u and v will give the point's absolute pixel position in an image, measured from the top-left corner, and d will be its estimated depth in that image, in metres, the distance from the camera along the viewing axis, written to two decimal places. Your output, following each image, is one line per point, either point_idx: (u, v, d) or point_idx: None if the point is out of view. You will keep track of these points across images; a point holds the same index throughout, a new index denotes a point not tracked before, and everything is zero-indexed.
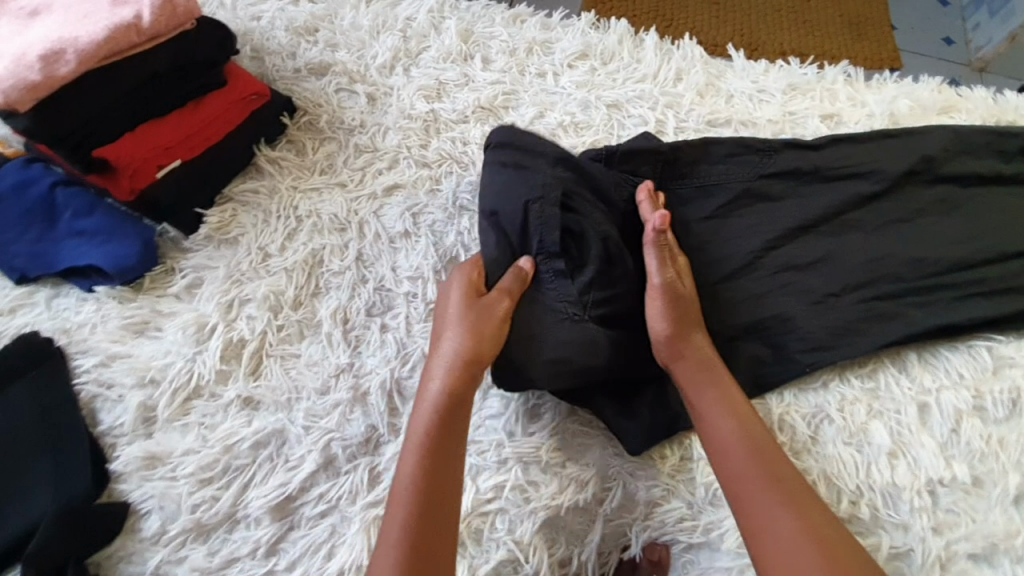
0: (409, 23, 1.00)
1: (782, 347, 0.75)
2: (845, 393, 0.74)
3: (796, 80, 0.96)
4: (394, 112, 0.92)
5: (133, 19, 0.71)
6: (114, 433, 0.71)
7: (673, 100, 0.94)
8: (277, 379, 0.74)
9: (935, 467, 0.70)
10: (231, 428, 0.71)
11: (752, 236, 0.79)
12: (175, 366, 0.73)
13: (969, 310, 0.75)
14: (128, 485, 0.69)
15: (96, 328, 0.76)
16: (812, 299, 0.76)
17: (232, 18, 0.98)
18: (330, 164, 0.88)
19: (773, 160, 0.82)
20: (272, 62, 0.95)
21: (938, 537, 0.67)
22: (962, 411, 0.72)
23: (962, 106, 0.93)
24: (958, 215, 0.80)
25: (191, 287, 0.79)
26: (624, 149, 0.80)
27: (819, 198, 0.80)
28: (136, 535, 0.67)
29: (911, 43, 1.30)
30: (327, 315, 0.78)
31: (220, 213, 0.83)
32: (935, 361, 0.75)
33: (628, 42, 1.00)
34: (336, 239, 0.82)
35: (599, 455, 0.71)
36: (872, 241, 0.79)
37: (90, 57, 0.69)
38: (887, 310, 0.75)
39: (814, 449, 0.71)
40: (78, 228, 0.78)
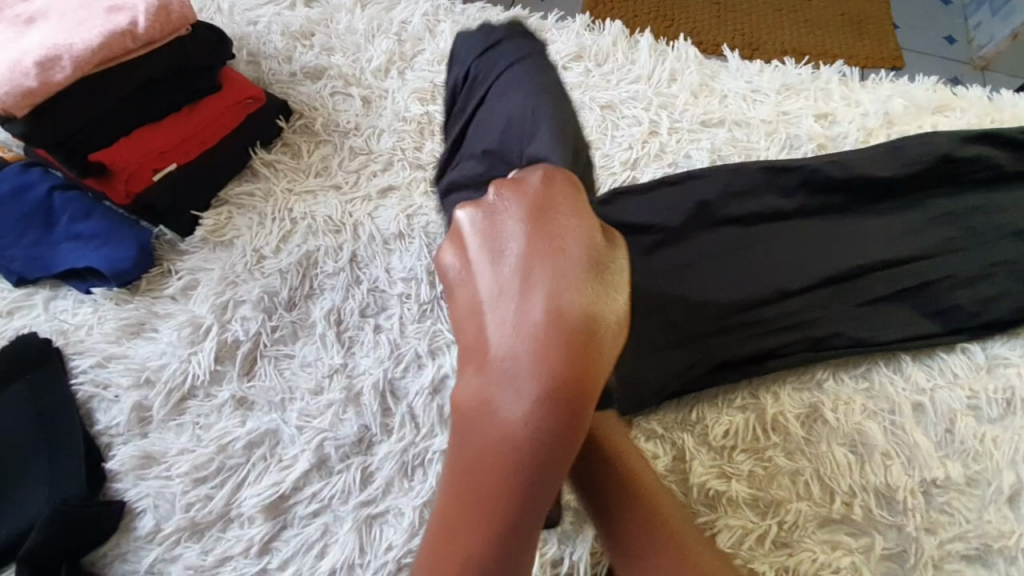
0: (404, 27, 1.01)
1: (739, 353, 0.73)
2: (840, 393, 0.74)
3: (791, 80, 0.96)
4: (388, 115, 0.93)
5: (128, 25, 0.73)
6: (110, 434, 0.72)
7: (666, 100, 0.94)
8: (272, 380, 0.75)
9: (929, 467, 0.69)
10: (225, 428, 0.72)
11: (710, 251, 0.78)
12: (170, 367, 0.74)
13: (899, 306, 0.76)
14: (124, 485, 0.69)
15: (93, 330, 0.77)
16: (743, 302, 0.75)
17: (229, 23, 0.99)
18: (325, 166, 0.89)
19: (735, 174, 0.81)
20: (268, 66, 0.96)
21: (931, 536, 0.67)
22: (957, 411, 0.72)
23: (958, 105, 0.93)
24: (902, 210, 0.80)
25: (186, 288, 0.80)
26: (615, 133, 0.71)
27: (742, 200, 0.80)
28: (130, 533, 0.68)
29: (910, 41, 1.30)
30: (321, 316, 0.78)
31: (216, 216, 0.84)
32: (930, 361, 0.75)
33: (622, 43, 1.00)
34: (330, 240, 0.83)
35: None
36: (798, 243, 0.79)
37: (85, 63, 0.71)
38: (816, 311, 0.76)
39: (807, 449, 0.71)
40: (75, 231, 0.79)
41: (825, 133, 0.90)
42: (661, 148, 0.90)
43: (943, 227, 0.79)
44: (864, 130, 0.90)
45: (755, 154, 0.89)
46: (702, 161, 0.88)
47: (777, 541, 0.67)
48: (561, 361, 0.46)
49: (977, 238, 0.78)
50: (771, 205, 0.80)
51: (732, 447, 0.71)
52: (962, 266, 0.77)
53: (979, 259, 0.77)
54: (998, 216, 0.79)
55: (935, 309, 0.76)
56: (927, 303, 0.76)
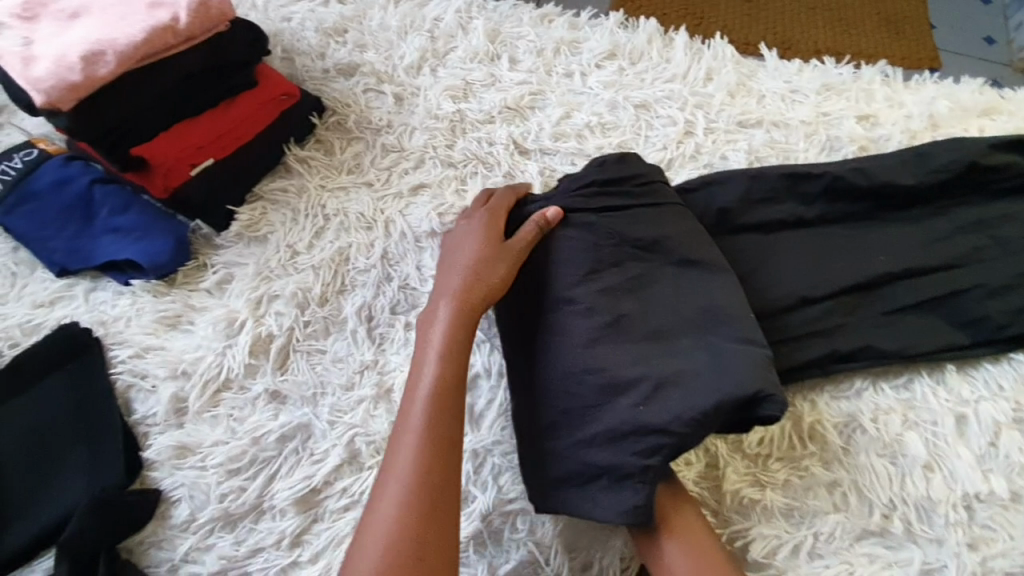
0: (436, 24, 1.01)
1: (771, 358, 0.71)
2: (879, 402, 0.72)
3: (831, 80, 0.94)
4: (420, 112, 0.93)
5: (170, 21, 0.74)
6: (147, 424, 0.73)
7: (702, 100, 0.92)
8: (304, 374, 0.75)
9: (972, 481, 0.67)
10: (258, 421, 0.73)
11: (737, 263, 0.77)
12: (206, 359, 0.75)
13: (927, 316, 0.74)
14: (160, 475, 0.71)
15: (131, 321, 0.78)
16: (765, 309, 0.73)
17: (265, 19, 1.00)
18: (357, 163, 0.89)
19: (763, 181, 0.80)
20: (302, 63, 0.97)
21: (974, 553, 0.65)
22: (1002, 423, 0.70)
23: (1006, 108, 0.90)
24: (932, 217, 0.78)
25: (222, 282, 0.81)
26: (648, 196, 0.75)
27: (761, 209, 0.79)
28: (166, 522, 0.69)
29: (951, 42, 1.26)
30: (352, 312, 0.79)
31: (251, 211, 0.85)
32: (974, 372, 0.73)
33: (657, 42, 0.99)
34: (362, 237, 0.83)
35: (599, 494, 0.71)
36: (823, 251, 0.77)
37: (128, 58, 0.72)
38: (839, 318, 0.73)
39: (845, 459, 0.69)
40: (115, 224, 0.81)
41: (866, 135, 0.87)
42: (696, 148, 0.88)
43: (989, 234, 0.76)
44: (907, 132, 0.87)
45: (793, 156, 0.87)
46: (738, 163, 0.87)
47: (812, 552, 0.66)
48: (456, 327, 0.67)
49: None
50: (791, 213, 0.79)
51: (767, 456, 0.70)
52: (995, 274, 0.74)
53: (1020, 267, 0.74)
54: None
55: (965, 320, 0.73)
56: (957, 313, 0.74)
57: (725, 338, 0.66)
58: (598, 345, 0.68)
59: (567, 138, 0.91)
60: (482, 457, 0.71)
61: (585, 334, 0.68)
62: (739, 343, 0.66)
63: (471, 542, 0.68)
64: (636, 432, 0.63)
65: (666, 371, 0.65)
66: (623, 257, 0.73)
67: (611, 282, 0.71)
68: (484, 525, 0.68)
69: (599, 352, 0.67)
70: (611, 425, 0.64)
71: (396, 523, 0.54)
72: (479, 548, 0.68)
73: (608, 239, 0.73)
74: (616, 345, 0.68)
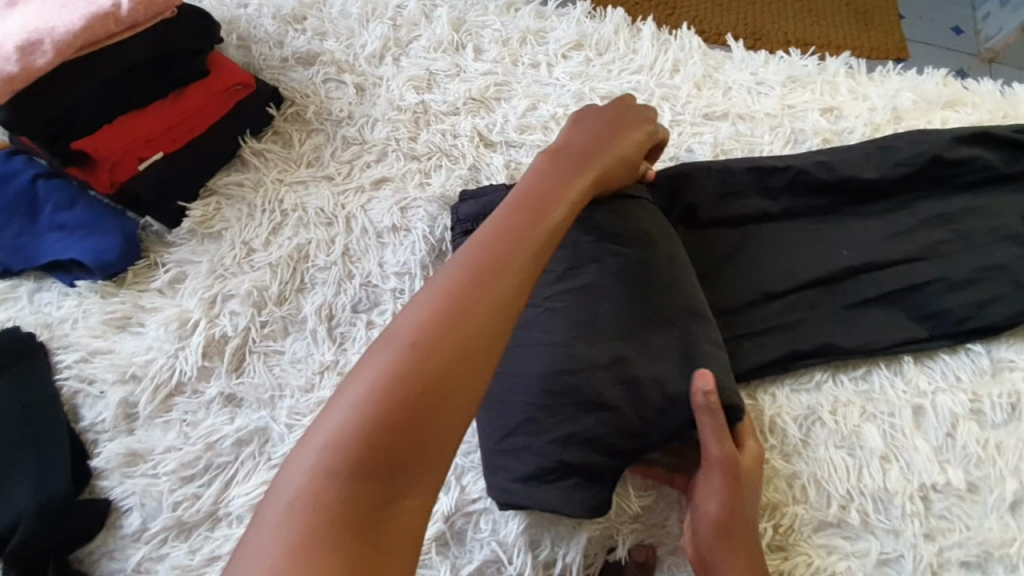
0: (399, 12, 0.97)
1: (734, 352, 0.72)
2: (838, 394, 0.72)
3: (797, 72, 0.94)
4: (382, 104, 0.90)
5: (111, 8, 0.70)
6: (95, 430, 0.70)
7: (668, 92, 0.91)
8: (260, 377, 0.73)
9: (928, 472, 0.69)
10: (213, 425, 0.71)
11: (705, 260, 0.77)
12: (156, 363, 0.72)
13: (886, 310, 0.75)
14: (109, 482, 0.68)
15: (77, 323, 0.75)
16: (725, 306, 0.74)
17: (218, 5, 0.96)
18: (317, 156, 0.87)
19: (729, 175, 0.79)
20: (259, 51, 0.93)
21: (930, 543, 0.66)
22: (958, 415, 0.71)
23: (968, 100, 0.91)
24: (894, 211, 0.79)
25: (174, 282, 0.78)
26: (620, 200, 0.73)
27: (725, 203, 0.79)
28: (117, 532, 0.67)
29: (919, 32, 1.27)
30: (311, 312, 0.77)
31: (204, 207, 0.82)
32: (932, 363, 0.74)
33: (624, 32, 0.97)
34: (322, 233, 0.81)
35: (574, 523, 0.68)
36: (786, 247, 0.77)
37: (66, 47, 0.68)
38: (800, 313, 0.74)
39: (805, 452, 0.70)
40: (60, 221, 0.77)
41: (830, 127, 0.87)
42: None
43: (950, 228, 0.77)
44: (870, 125, 0.87)
45: (757, 149, 0.87)
46: (704, 156, 0.86)
47: (773, 545, 0.66)
48: (570, 171, 0.64)
49: (987, 238, 0.76)
50: (755, 207, 0.79)
51: None
52: (953, 268, 0.75)
53: (977, 260, 0.75)
54: (1004, 217, 0.77)
55: (924, 313, 0.74)
56: (916, 306, 0.74)
57: (701, 336, 0.66)
58: (584, 342, 0.66)
59: (533, 131, 0.89)
60: None
61: (564, 331, 0.67)
62: (708, 346, 0.66)
63: (434, 544, 0.67)
64: (608, 437, 0.64)
65: (640, 371, 0.65)
66: (602, 253, 0.71)
67: (596, 279, 0.69)
68: (446, 526, 0.68)
69: (575, 348, 0.66)
70: (582, 429, 0.64)
71: (422, 323, 0.46)
72: (442, 549, 0.68)
73: (587, 236, 0.72)
74: (592, 342, 0.66)
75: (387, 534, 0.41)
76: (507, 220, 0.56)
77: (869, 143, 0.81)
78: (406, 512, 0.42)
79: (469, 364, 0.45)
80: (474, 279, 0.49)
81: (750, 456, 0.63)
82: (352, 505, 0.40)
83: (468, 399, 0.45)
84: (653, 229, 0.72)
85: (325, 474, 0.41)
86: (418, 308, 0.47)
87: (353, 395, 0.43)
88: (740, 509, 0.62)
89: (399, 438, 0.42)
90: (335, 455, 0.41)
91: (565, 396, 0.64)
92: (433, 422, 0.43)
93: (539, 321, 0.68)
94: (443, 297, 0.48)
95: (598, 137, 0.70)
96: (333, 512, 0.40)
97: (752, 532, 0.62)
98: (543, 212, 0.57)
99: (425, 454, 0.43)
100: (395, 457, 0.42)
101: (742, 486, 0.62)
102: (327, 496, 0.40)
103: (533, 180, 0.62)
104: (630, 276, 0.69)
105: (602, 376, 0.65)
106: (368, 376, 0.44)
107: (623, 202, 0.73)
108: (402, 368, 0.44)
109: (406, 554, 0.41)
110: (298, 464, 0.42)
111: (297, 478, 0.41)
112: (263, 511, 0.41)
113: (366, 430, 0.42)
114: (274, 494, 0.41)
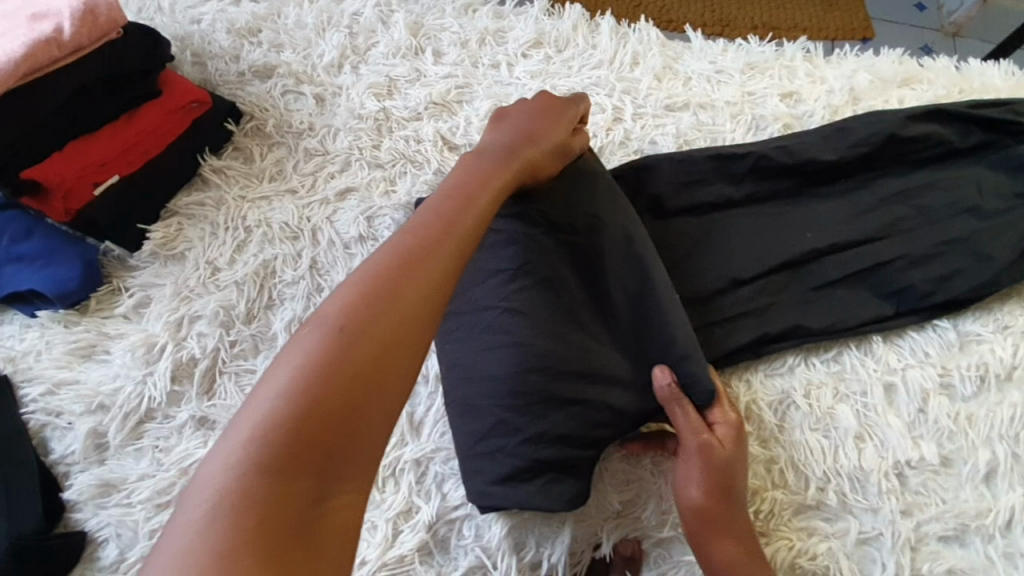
0: (355, 18, 0.96)
1: (706, 341, 0.73)
2: (811, 376, 0.73)
3: (755, 59, 0.94)
4: (343, 113, 0.89)
5: (52, 33, 0.69)
6: (66, 462, 0.69)
7: (629, 85, 0.92)
8: (232, 397, 0.72)
9: (902, 448, 0.69)
10: (186, 450, 0.70)
11: (673, 252, 0.77)
12: (125, 390, 0.71)
13: (854, 289, 0.76)
14: (84, 514, 0.67)
15: (42, 355, 0.73)
16: (695, 295, 0.75)
17: (171, 23, 0.95)
18: (279, 170, 0.86)
19: (690, 167, 0.79)
20: (215, 66, 0.92)
21: (908, 519, 0.67)
22: (929, 390, 0.72)
23: (925, 77, 0.92)
24: (855, 191, 0.80)
25: (139, 306, 0.77)
26: (576, 191, 0.72)
27: (689, 193, 0.79)
28: (94, 564, 0.66)
29: (881, 11, 1.28)
30: (281, 328, 0.76)
31: (165, 227, 0.80)
32: (900, 341, 0.75)
33: (583, 28, 0.97)
34: (287, 248, 0.80)
35: (560, 527, 0.68)
36: (750, 233, 0.78)
37: (9, 77, 0.67)
38: (769, 297, 0.75)
39: (780, 437, 0.70)
40: (17, 253, 0.75)
41: (790, 112, 0.88)
42: (625, 135, 0.88)
43: (911, 205, 0.78)
44: (829, 108, 0.88)
45: (719, 138, 0.87)
46: (668, 147, 0.86)
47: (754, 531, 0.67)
48: (491, 163, 0.65)
49: (947, 213, 0.77)
50: (719, 195, 0.79)
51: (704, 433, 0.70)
52: (916, 244, 0.76)
53: (938, 236, 0.76)
54: (962, 191, 0.78)
55: (890, 290, 0.75)
56: (881, 284, 0.75)
57: (659, 324, 0.67)
58: (548, 340, 0.67)
59: None
60: (425, 466, 0.70)
61: (529, 331, 0.67)
62: (670, 332, 0.66)
63: (417, 554, 0.67)
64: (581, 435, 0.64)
65: (599, 364, 0.67)
66: (561, 245, 0.71)
67: (558, 275, 0.70)
68: (429, 535, 0.67)
69: (545, 345, 0.67)
70: (558, 431, 0.64)
71: (346, 315, 0.46)
72: (426, 558, 0.67)
73: (544, 227, 0.71)
74: (560, 341, 0.67)
75: (310, 534, 0.40)
76: (434, 208, 0.56)
77: (828, 125, 0.81)
78: (331, 512, 0.42)
79: (395, 358, 0.46)
80: (403, 271, 0.49)
81: (724, 436, 0.64)
82: (272, 495, 0.40)
83: (396, 390, 0.45)
84: (610, 220, 0.71)
85: (245, 472, 0.40)
86: (345, 298, 0.47)
87: (274, 391, 0.43)
88: (725, 497, 0.62)
89: (325, 434, 0.42)
90: (249, 456, 0.41)
91: (537, 396, 0.65)
92: (357, 414, 0.43)
93: (505, 320, 0.68)
94: (369, 285, 0.48)
95: (527, 127, 0.70)
96: (249, 512, 0.39)
97: (737, 520, 0.62)
98: (471, 205, 0.58)
99: (349, 448, 0.43)
100: (318, 453, 0.42)
101: (722, 477, 0.62)
102: (246, 497, 0.39)
103: (463, 174, 0.63)
104: (587, 270, 0.71)
105: (569, 371, 0.66)
106: (290, 372, 0.43)
107: (578, 189, 0.72)
108: (323, 359, 0.44)
109: (332, 554, 0.41)
110: (217, 463, 0.41)
111: (215, 476, 0.41)
112: (180, 508, 0.40)
113: (292, 420, 0.42)
114: (192, 493, 0.40)
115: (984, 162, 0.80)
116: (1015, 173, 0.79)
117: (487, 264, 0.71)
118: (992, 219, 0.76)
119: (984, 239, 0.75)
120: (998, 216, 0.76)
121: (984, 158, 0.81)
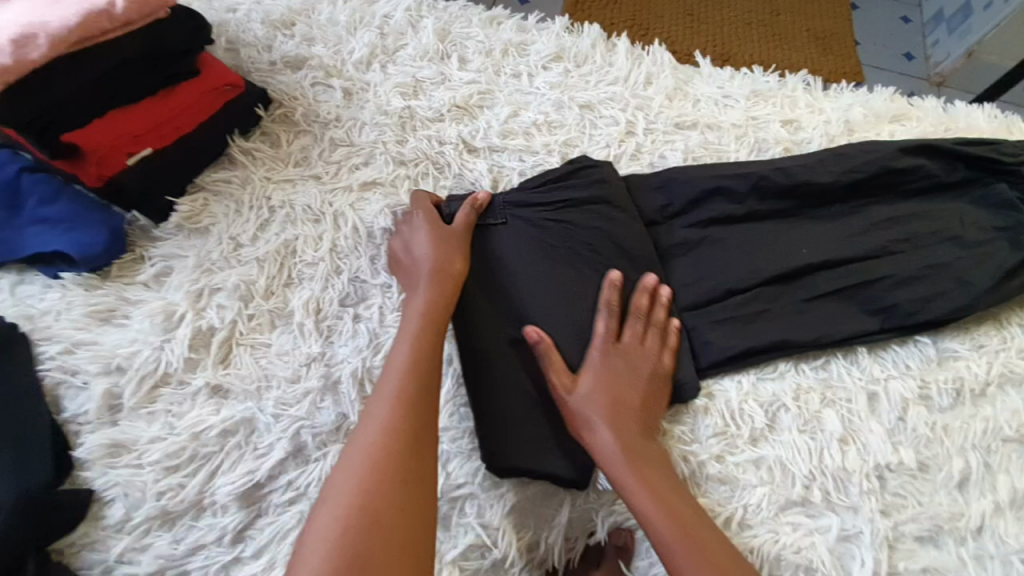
0: (386, 21, 1.01)
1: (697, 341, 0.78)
2: (799, 381, 0.78)
3: (759, 87, 1.01)
4: (371, 108, 0.93)
5: (105, 6, 0.71)
6: (78, 421, 0.70)
7: (642, 102, 0.97)
8: (248, 368, 0.74)
9: (883, 452, 0.74)
10: (199, 415, 0.71)
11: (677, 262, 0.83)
12: (141, 354, 0.72)
13: (843, 303, 0.81)
14: (92, 474, 0.67)
15: (60, 315, 0.74)
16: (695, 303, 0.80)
17: (208, 10, 0.98)
18: (304, 156, 0.89)
19: (694, 183, 0.85)
20: (247, 54, 0.95)
21: (886, 518, 0.70)
22: (908, 400, 0.77)
23: (914, 115, 0.99)
24: (848, 215, 0.86)
25: (160, 276, 0.79)
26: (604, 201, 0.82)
27: (691, 210, 0.85)
28: (99, 522, 0.66)
29: (871, 58, 1.37)
30: (299, 305, 0.78)
31: (191, 202, 0.83)
32: (883, 353, 0.80)
33: (601, 46, 1.03)
34: (310, 229, 0.83)
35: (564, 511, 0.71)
36: (749, 245, 0.83)
37: (62, 42, 0.69)
38: (763, 304, 0.80)
39: (770, 436, 0.75)
40: (43, 215, 0.74)
41: (790, 137, 0.95)
42: (636, 147, 0.93)
43: (900, 230, 0.84)
44: (826, 136, 0.95)
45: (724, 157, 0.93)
46: (676, 162, 0.92)
47: (743, 523, 0.70)
48: None
49: (931, 239, 0.83)
50: (720, 210, 0.84)
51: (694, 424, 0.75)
52: (902, 265, 0.82)
53: (922, 260, 0.82)
54: (943, 221, 0.85)
55: (876, 305, 0.80)
56: (868, 299, 0.80)
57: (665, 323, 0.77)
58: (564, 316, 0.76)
59: (515, 136, 0.93)
60: None
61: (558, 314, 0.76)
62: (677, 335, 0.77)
63: None
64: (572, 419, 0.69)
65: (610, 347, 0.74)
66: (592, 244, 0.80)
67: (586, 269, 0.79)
68: None
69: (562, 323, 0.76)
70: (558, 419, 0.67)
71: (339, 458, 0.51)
72: None
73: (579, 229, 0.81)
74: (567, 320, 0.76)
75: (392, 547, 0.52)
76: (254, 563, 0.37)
77: (824, 152, 0.87)
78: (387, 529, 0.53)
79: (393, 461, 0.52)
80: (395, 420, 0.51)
81: None
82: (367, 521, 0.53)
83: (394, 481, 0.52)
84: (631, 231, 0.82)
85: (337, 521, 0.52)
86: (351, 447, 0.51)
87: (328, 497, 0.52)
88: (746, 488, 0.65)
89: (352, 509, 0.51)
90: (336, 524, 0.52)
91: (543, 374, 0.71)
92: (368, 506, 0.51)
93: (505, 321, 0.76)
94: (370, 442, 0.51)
95: None
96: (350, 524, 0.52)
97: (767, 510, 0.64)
98: None
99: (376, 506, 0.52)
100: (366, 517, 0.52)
101: None
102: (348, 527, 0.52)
103: None
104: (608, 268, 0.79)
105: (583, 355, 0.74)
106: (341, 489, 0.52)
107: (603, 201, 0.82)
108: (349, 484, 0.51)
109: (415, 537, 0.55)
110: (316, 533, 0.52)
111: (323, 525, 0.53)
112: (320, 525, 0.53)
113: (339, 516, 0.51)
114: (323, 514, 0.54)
115: (965, 197, 0.87)
116: (995, 209, 0.85)
117: (488, 265, 0.79)
118: (974, 247, 0.83)
119: (965, 266, 0.81)
120: (976, 244, 0.83)
121: (965, 194, 0.88)
